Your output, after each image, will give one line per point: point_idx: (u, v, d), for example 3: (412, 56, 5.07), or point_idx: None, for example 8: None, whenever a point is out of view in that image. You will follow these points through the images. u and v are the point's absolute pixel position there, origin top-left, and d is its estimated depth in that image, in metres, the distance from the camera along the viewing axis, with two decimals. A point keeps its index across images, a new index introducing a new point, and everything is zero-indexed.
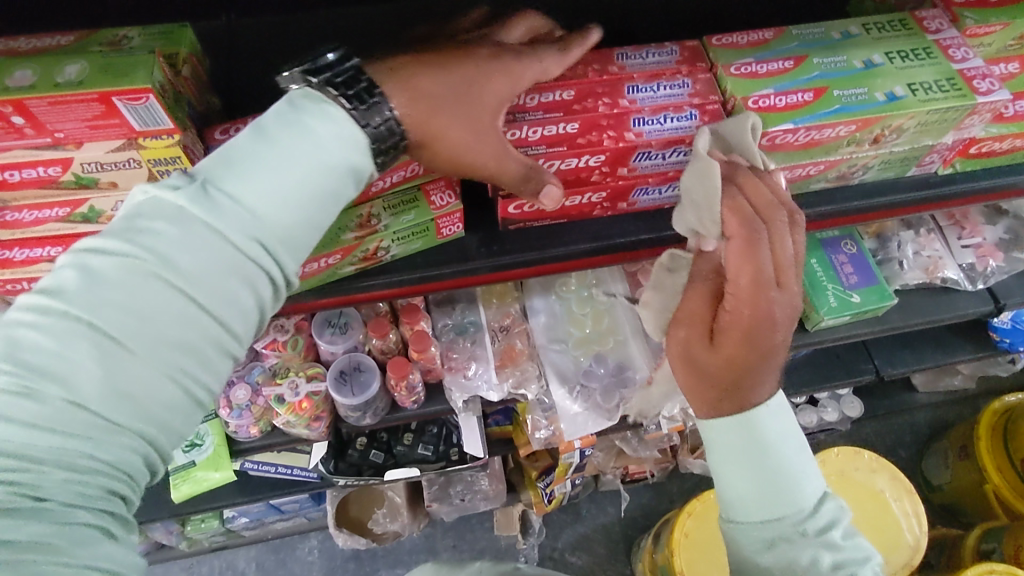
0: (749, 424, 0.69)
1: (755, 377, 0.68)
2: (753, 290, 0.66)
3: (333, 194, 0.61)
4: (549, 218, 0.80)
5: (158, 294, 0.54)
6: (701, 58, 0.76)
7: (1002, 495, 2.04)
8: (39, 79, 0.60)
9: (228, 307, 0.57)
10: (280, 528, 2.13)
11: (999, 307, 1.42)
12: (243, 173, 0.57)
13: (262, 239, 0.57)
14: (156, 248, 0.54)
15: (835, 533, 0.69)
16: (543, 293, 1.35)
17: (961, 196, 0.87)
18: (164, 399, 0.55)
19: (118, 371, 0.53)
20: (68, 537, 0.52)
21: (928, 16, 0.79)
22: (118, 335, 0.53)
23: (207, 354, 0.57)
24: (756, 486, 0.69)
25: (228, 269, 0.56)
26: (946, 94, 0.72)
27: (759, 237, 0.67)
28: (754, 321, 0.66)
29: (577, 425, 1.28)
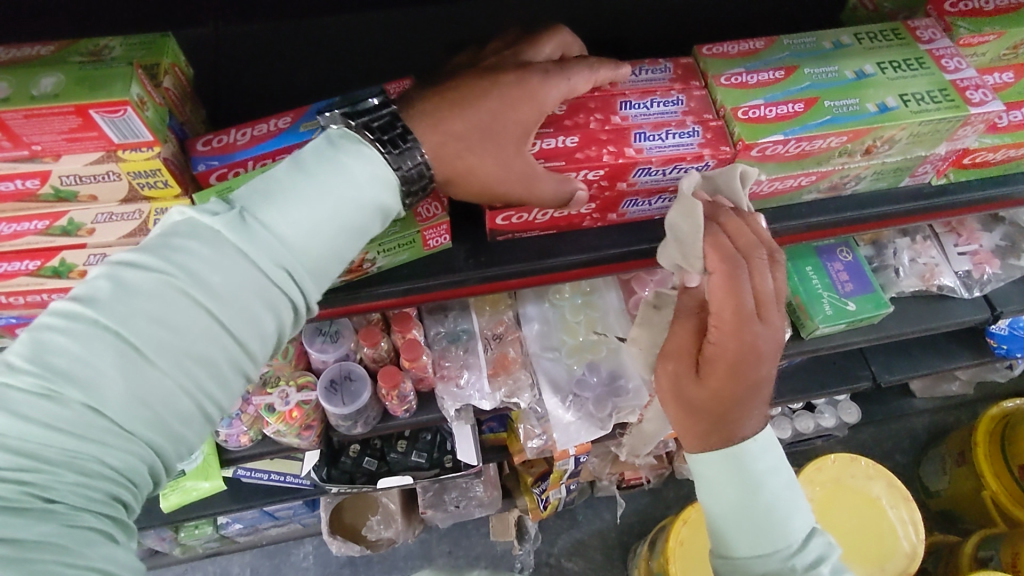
0: (738, 457, 0.70)
1: (744, 408, 0.69)
2: (735, 321, 0.67)
3: (359, 229, 0.62)
4: (537, 229, 0.78)
5: (185, 311, 0.54)
6: (693, 73, 0.76)
7: (1000, 502, 2.03)
8: (14, 91, 0.59)
9: (250, 331, 0.57)
10: (274, 533, 2.12)
11: (995, 315, 1.41)
12: (279, 203, 0.58)
13: (290, 267, 0.58)
14: (187, 265, 0.54)
15: (825, 568, 0.68)
16: (537, 300, 1.34)
17: (956, 206, 0.86)
18: (180, 414, 0.55)
19: (140, 382, 0.52)
20: (74, 539, 0.50)
21: (921, 25, 0.78)
22: (144, 348, 0.52)
23: (225, 372, 0.57)
24: (746, 521, 0.69)
25: (256, 294, 0.56)
26: (938, 105, 0.71)
27: (739, 271, 0.69)
28: (738, 352, 0.67)
29: (569, 435, 1.27)
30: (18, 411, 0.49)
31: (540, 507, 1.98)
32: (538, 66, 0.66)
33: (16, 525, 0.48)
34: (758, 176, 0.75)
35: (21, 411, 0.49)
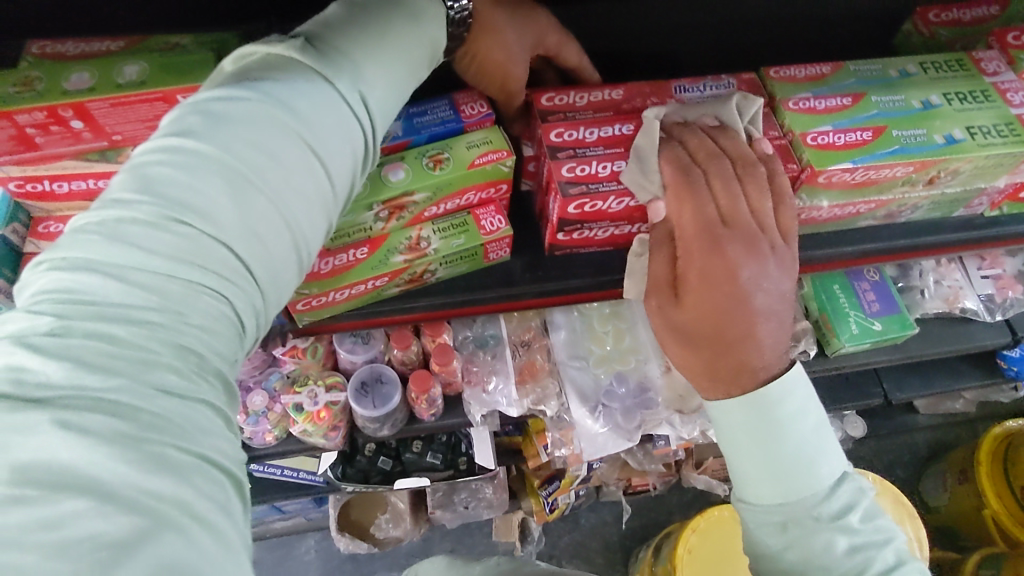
0: (755, 404, 0.63)
1: (739, 326, 0.63)
2: (696, 230, 0.64)
3: (419, 63, 0.63)
4: (596, 246, 0.78)
5: (282, 136, 0.51)
6: (759, 90, 0.76)
7: (1001, 521, 2.05)
8: (99, 81, 0.60)
9: (340, 164, 0.55)
10: (278, 527, 2.11)
11: (1016, 339, 1.42)
12: (345, 35, 0.58)
13: (364, 94, 0.57)
14: (274, 92, 0.52)
15: (853, 515, 0.60)
16: (565, 308, 1.34)
17: (1004, 238, 0.86)
18: (282, 249, 0.52)
19: (250, 208, 0.49)
20: (187, 419, 0.44)
21: (986, 57, 0.79)
22: (248, 171, 0.49)
23: (317, 209, 0.54)
24: (765, 468, 0.62)
25: (341, 124, 0.55)
26: (1004, 140, 0.71)
27: (695, 181, 0.65)
28: (705, 262, 0.63)
29: (597, 446, 1.28)
30: (138, 243, 0.45)
31: (546, 510, 1.99)
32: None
33: (137, 393, 0.42)
34: (820, 202, 0.75)
35: (138, 243, 0.45)
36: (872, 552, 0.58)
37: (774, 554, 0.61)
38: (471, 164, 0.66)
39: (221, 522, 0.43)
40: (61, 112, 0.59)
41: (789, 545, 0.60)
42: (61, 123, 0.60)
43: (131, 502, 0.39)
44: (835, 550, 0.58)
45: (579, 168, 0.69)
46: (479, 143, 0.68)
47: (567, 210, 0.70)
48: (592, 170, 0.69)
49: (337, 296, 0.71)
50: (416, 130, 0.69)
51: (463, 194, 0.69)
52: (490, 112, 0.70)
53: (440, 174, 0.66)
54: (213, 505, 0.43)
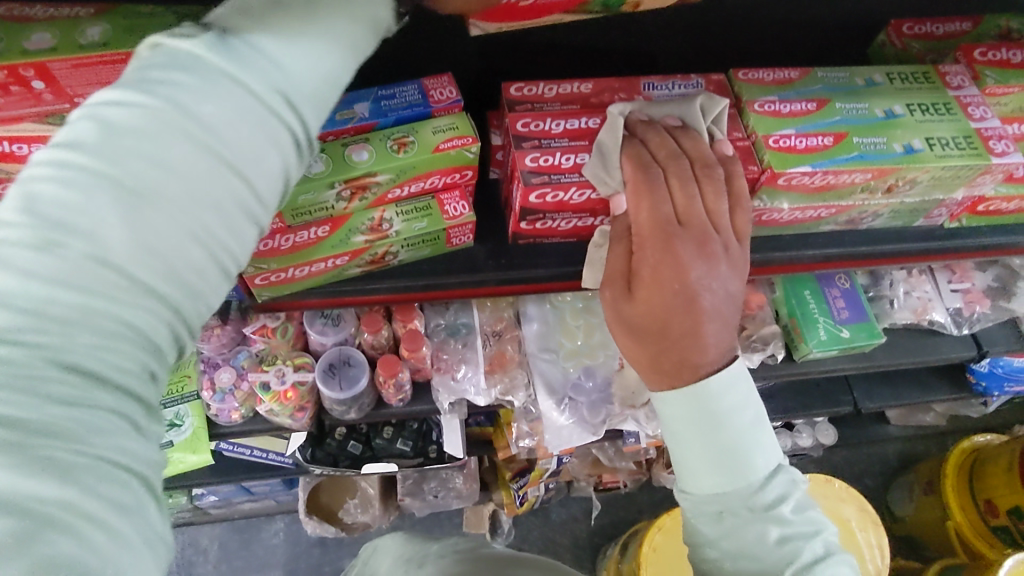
0: (697, 396, 0.64)
1: (685, 321, 0.64)
2: (651, 228, 0.64)
3: (352, 48, 0.54)
4: (560, 236, 0.79)
5: (182, 145, 0.43)
6: (726, 91, 0.77)
7: (962, 533, 2.08)
8: (61, 42, 0.60)
9: (258, 167, 0.47)
10: (247, 508, 2.11)
11: (982, 353, 1.45)
12: (264, 23, 0.50)
13: (285, 92, 0.48)
14: (174, 95, 0.44)
15: (786, 507, 0.62)
16: (538, 301, 1.35)
17: (964, 250, 0.88)
18: (198, 267, 0.45)
19: (149, 227, 0.42)
20: (83, 422, 0.40)
21: (952, 71, 0.80)
22: (144, 187, 0.42)
23: (236, 219, 0.47)
24: (705, 460, 0.64)
25: (255, 123, 0.46)
26: (961, 152, 0.73)
27: (654, 181, 0.65)
28: (659, 260, 0.64)
29: (561, 438, 1.28)
30: (13, 267, 0.39)
31: (517, 503, 2.00)
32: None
33: (22, 404, 0.38)
34: (781, 204, 0.76)
35: (14, 265, 0.39)
36: (800, 543, 0.61)
37: (711, 543, 0.64)
38: (436, 149, 0.67)
39: (119, 522, 0.40)
40: (21, 71, 0.59)
41: (723, 534, 0.63)
42: (21, 84, 0.60)
43: (15, 506, 0.36)
44: (767, 540, 0.61)
45: (542, 158, 0.70)
46: (445, 127, 0.68)
47: (529, 198, 0.70)
48: (555, 161, 0.70)
49: (297, 273, 0.72)
50: (382, 112, 0.69)
51: (429, 177, 0.70)
52: (458, 98, 0.70)
53: (404, 157, 0.66)
54: (106, 505, 0.40)
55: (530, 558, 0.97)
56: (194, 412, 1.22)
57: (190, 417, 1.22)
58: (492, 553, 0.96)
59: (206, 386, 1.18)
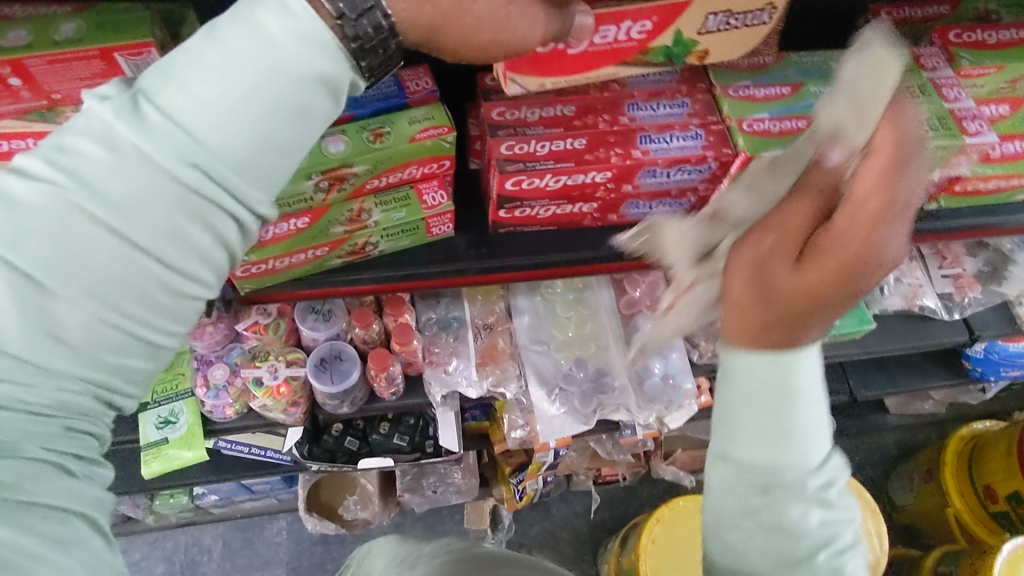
0: (783, 364, 0.53)
1: (832, 313, 0.52)
2: (880, 202, 0.50)
3: (295, 108, 0.52)
4: (538, 224, 0.81)
5: (83, 230, 0.51)
6: (701, 77, 0.79)
7: (963, 521, 2.09)
8: (36, 38, 0.61)
9: (168, 245, 0.53)
10: (248, 507, 2.12)
11: (973, 338, 1.45)
12: (175, 83, 0.50)
13: (197, 166, 0.51)
14: (79, 173, 0.51)
15: (833, 491, 0.55)
16: (529, 293, 1.36)
17: (945, 231, 0.89)
18: (107, 336, 0.54)
19: (47, 310, 0.51)
20: (19, 472, 0.52)
21: (926, 53, 0.81)
22: (35, 274, 0.50)
23: (147, 290, 0.54)
24: (768, 430, 0.53)
25: (158, 206, 0.52)
26: (935, 133, 0.73)
27: (905, 166, 0.51)
28: (869, 243, 0.50)
29: (553, 428, 1.29)
30: None
31: (516, 498, 2.00)
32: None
33: None
34: None
35: None
36: (839, 529, 0.55)
37: (737, 514, 0.55)
38: (412, 139, 0.68)
39: (53, 554, 0.51)
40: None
41: (762, 510, 0.54)
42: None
43: None
44: (806, 521, 0.54)
45: (518, 146, 0.71)
46: (422, 118, 0.69)
47: (504, 186, 0.71)
48: (530, 149, 0.71)
49: (278, 264, 0.73)
50: (358, 103, 0.69)
51: (406, 167, 0.71)
52: (434, 89, 0.71)
53: (380, 147, 0.67)
54: (39, 539, 0.51)
55: (526, 559, 0.99)
56: (189, 409, 1.23)
57: (184, 414, 1.23)
58: (483, 553, 0.96)
59: (200, 383, 1.19)
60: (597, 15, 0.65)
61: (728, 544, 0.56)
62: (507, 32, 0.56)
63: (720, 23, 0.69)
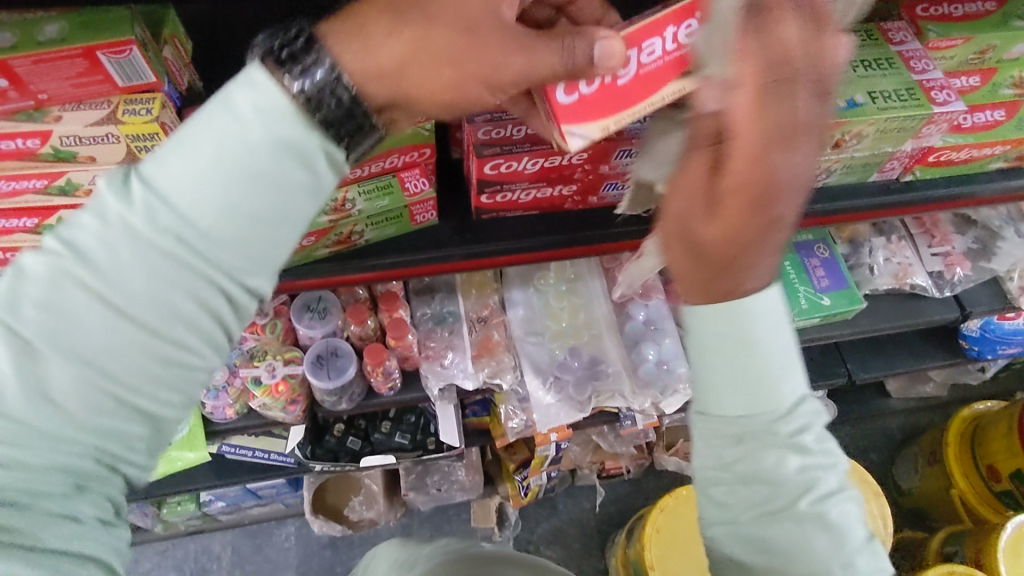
0: (736, 311, 0.59)
1: (756, 255, 0.55)
2: (759, 141, 0.49)
3: (269, 175, 0.50)
4: (521, 209, 0.83)
5: (71, 299, 0.49)
6: None
7: (968, 501, 2.09)
8: (20, 40, 0.63)
9: (159, 317, 0.51)
10: (256, 513, 2.16)
11: (964, 314, 1.46)
12: (163, 155, 0.50)
13: (181, 234, 0.49)
14: (70, 243, 0.49)
15: (808, 437, 0.63)
16: (522, 285, 1.38)
17: (921, 203, 0.92)
18: (96, 404, 0.51)
19: (36, 377, 0.50)
20: (32, 520, 0.52)
21: (894, 28, 0.83)
22: (30, 343, 0.49)
23: (135, 362, 0.51)
24: (736, 380, 0.61)
25: (143, 277, 0.50)
26: (904, 103, 0.76)
27: (774, 88, 0.49)
28: (761, 185, 0.50)
29: (549, 416, 1.30)
30: None
31: (521, 493, 2.01)
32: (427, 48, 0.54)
33: None
34: None
35: None
36: (816, 473, 0.63)
37: (720, 466, 0.64)
38: None
39: None
40: None
41: (741, 457, 0.62)
42: None
43: None
44: (783, 467, 0.62)
45: (495, 131, 0.73)
46: None
47: (483, 170, 0.73)
48: (507, 132, 0.73)
49: None
50: None
51: (387, 157, 0.73)
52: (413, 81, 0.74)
53: None
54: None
55: (526, 558, 1.04)
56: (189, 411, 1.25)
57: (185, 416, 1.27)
58: (482, 552, 1.01)
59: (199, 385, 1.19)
60: (628, 35, 0.60)
61: (716, 498, 0.65)
62: (465, 70, 0.56)
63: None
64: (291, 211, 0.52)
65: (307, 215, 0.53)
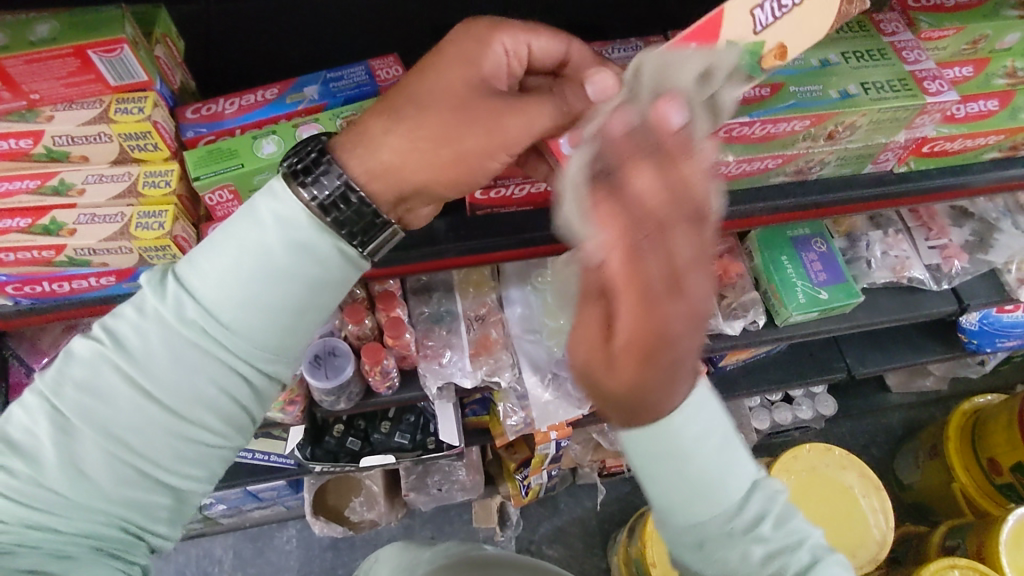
0: (664, 428, 0.63)
1: (665, 387, 0.57)
2: (638, 296, 0.51)
3: (280, 274, 0.63)
4: (515, 205, 0.84)
5: (114, 381, 0.62)
6: None
7: (970, 495, 2.09)
8: (13, 40, 0.64)
9: (182, 396, 0.64)
10: (257, 516, 2.13)
11: (963, 307, 1.48)
12: (194, 263, 0.64)
13: (207, 326, 0.63)
14: (115, 336, 0.63)
15: (765, 526, 0.68)
16: (519, 283, 1.38)
17: (915, 193, 0.92)
18: (130, 469, 0.63)
19: (81, 445, 0.62)
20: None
21: (886, 18, 0.84)
22: (78, 417, 0.61)
23: (164, 434, 0.64)
24: (684, 489, 0.66)
25: (176, 359, 0.63)
26: (896, 94, 0.76)
27: (650, 238, 0.51)
28: (654, 338, 0.52)
29: (547, 412, 1.34)
30: None
31: (522, 492, 2.01)
32: (422, 134, 0.67)
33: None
34: (727, 157, 0.80)
35: None
36: (783, 558, 0.68)
37: (693, 564, 0.69)
38: None
39: None
40: None
41: (705, 559, 0.68)
42: None
43: None
44: (750, 559, 0.67)
45: None
46: None
47: None
48: None
49: None
50: (332, 93, 0.82)
51: None
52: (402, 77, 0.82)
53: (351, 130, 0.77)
54: None
55: (528, 561, 1.05)
56: None
57: None
58: (483, 555, 1.01)
59: None
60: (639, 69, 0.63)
61: None
62: (457, 154, 0.68)
63: (770, 13, 0.62)
64: (297, 303, 0.65)
65: (313, 303, 0.66)
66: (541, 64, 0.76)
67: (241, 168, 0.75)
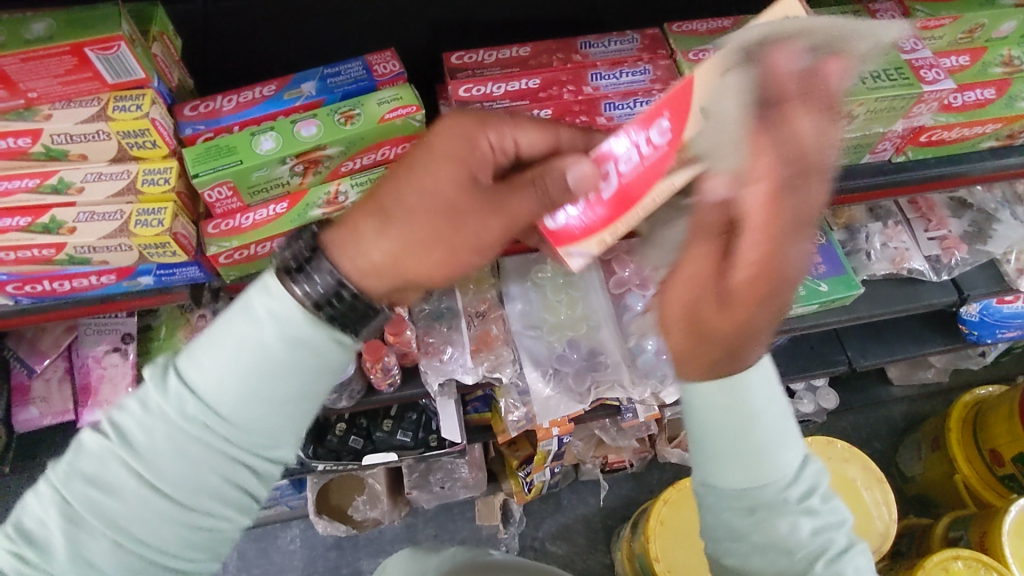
0: (737, 389, 0.67)
1: (757, 336, 0.65)
2: (770, 233, 0.59)
3: (282, 366, 0.59)
4: None
5: (118, 474, 0.59)
6: (661, 44, 0.90)
7: (972, 487, 2.09)
8: (10, 38, 0.64)
9: (189, 489, 0.60)
10: (260, 517, 2.13)
11: (962, 298, 1.47)
12: (195, 354, 0.60)
13: (209, 419, 0.59)
14: (119, 429, 0.59)
15: (814, 499, 0.69)
16: (520, 279, 1.37)
17: (915, 182, 0.93)
18: (137, 560, 0.59)
19: (89, 538, 0.58)
20: None
21: (881, 9, 0.84)
22: (84, 511, 0.58)
23: (171, 527, 0.60)
24: (738, 453, 0.67)
25: (179, 453, 0.59)
26: (893, 83, 0.76)
27: (795, 183, 0.58)
28: (773, 272, 0.61)
29: (548, 409, 1.31)
30: None
31: (524, 489, 2.01)
32: (421, 227, 0.65)
33: None
34: None
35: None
36: (829, 533, 0.68)
37: (734, 539, 0.69)
38: (382, 119, 0.79)
39: None
40: None
41: (754, 529, 0.67)
42: None
43: None
44: (798, 531, 0.67)
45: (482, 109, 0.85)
46: (389, 99, 0.80)
47: None
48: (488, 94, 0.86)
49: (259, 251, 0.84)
50: (329, 90, 0.82)
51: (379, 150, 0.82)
52: (400, 72, 0.83)
53: (350, 128, 0.78)
54: None
55: (537, 566, 1.05)
56: None
57: None
58: (490, 560, 1.02)
59: None
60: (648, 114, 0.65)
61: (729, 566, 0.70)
62: (457, 242, 0.67)
63: None
64: (301, 393, 0.61)
65: (317, 392, 0.63)
66: (529, 159, 0.76)
67: (239, 165, 0.76)
